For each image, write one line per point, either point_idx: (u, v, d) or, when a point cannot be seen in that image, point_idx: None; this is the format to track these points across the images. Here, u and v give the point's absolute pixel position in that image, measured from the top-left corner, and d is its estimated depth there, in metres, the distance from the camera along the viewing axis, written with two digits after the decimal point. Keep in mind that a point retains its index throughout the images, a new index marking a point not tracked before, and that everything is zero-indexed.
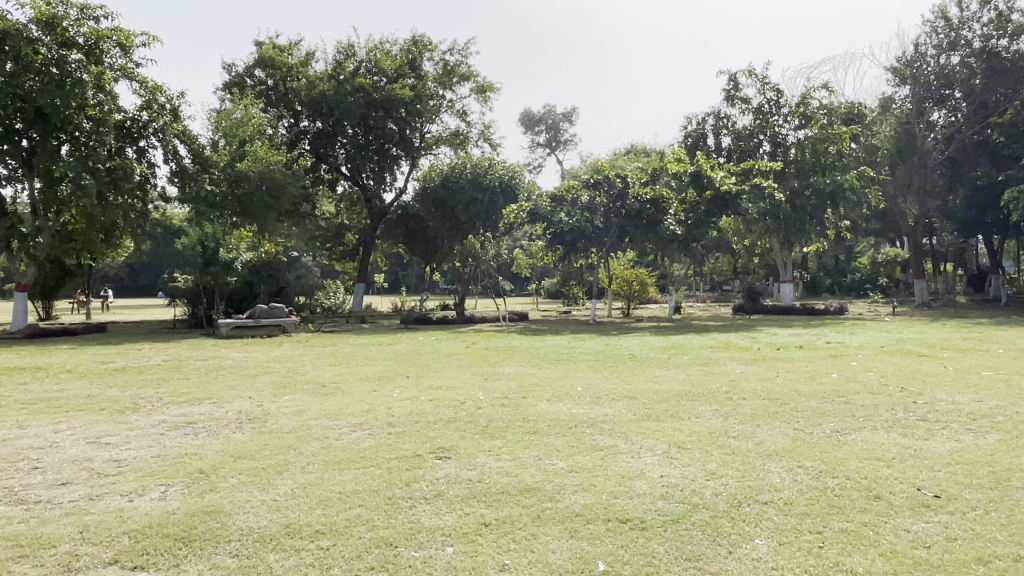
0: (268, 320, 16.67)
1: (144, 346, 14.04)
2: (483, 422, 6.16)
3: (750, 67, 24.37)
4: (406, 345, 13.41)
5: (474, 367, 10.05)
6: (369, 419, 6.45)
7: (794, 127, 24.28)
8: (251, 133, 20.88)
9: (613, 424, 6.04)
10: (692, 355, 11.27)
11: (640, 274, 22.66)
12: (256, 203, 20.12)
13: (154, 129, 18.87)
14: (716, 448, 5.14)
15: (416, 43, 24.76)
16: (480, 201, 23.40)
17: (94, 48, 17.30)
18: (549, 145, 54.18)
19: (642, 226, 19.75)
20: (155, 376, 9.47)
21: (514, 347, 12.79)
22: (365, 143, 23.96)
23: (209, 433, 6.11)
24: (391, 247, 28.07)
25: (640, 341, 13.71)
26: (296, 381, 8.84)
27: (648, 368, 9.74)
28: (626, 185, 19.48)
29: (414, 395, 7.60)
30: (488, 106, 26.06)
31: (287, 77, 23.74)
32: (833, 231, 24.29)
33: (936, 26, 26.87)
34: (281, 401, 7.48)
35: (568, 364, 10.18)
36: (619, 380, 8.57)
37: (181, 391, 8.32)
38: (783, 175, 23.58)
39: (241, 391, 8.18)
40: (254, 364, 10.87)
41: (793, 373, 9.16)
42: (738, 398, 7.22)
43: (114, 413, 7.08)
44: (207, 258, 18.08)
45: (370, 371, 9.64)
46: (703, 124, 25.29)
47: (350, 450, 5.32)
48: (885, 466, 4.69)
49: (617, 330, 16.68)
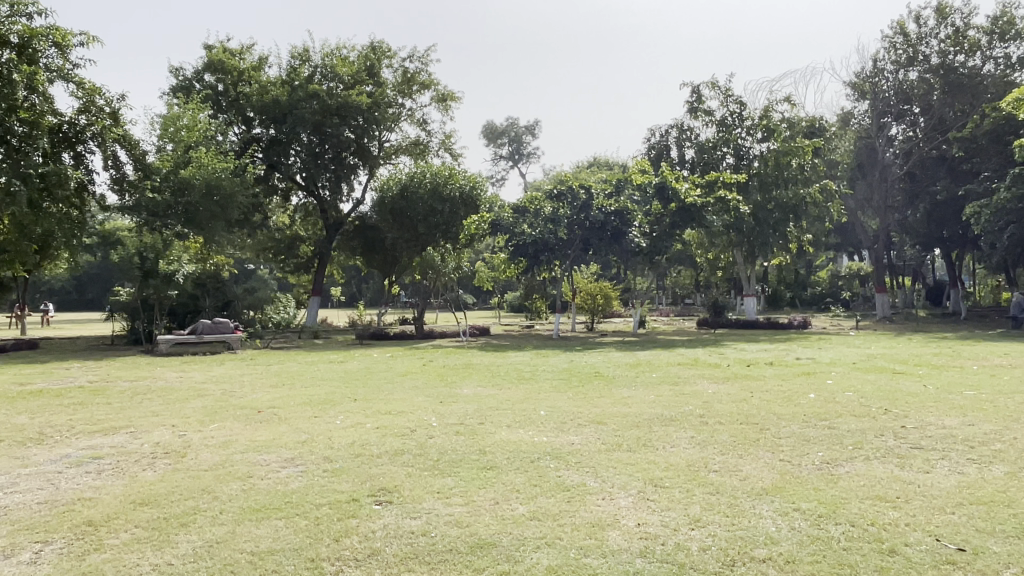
0: (213, 337, 15.69)
1: (73, 365, 12.98)
2: (433, 454, 5.43)
3: (713, 79, 24.10)
4: (357, 362, 12.60)
5: (429, 387, 9.31)
6: (303, 453, 5.67)
7: (757, 140, 24.07)
8: (197, 139, 20.00)
9: (580, 455, 5.37)
10: (660, 372, 10.67)
11: (604, 288, 22.17)
12: (201, 212, 19.14)
13: (93, 134, 17.81)
14: (698, 486, 4.51)
15: (374, 49, 24.13)
16: (441, 212, 22.88)
17: (27, 47, 16.10)
18: (512, 158, 53.78)
19: (607, 238, 19.23)
20: (73, 401, 8.53)
21: (474, 365, 12.10)
22: (320, 151, 23.01)
23: (114, 471, 5.28)
24: (348, 260, 27.17)
25: (606, 358, 13.12)
26: (230, 406, 8.00)
27: (616, 387, 9.11)
28: (590, 196, 19.03)
29: (359, 422, 6.84)
30: (448, 115, 25.43)
31: (238, 82, 22.73)
32: (796, 244, 24.23)
33: (894, 42, 26.79)
34: (208, 430, 6.66)
35: (529, 383, 9.49)
36: (585, 402, 7.91)
37: (97, 419, 7.42)
38: (747, 187, 23.38)
39: (164, 419, 7.32)
40: (188, 385, 9.96)
41: (769, 393, 8.60)
42: (715, 423, 6.63)
43: (9, 446, 6.18)
44: (146, 270, 16.99)
45: (314, 393, 8.82)
46: (667, 136, 24.96)
47: (276, 494, 4.55)
48: (892, 508, 4.10)
49: (581, 346, 16.11)
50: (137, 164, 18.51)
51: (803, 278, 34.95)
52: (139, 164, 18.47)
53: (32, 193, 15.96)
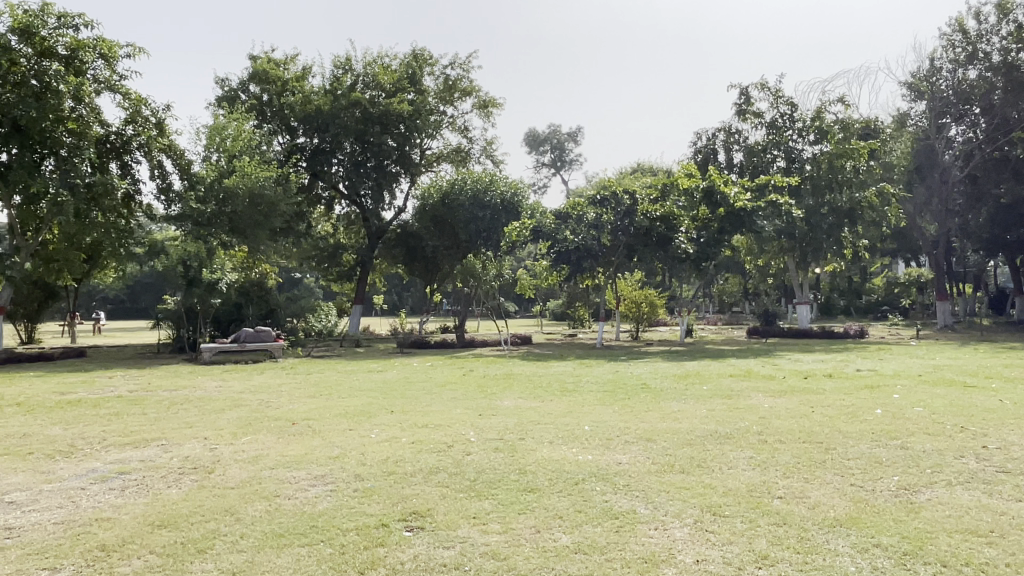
0: (255, 345, 15.64)
1: (116, 373, 13.02)
2: (470, 474, 5.07)
3: (762, 80, 23.42)
4: (396, 372, 12.34)
5: (470, 398, 8.98)
6: (334, 469, 5.36)
7: (809, 143, 23.29)
8: (241, 148, 20.10)
9: (629, 477, 4.97)
10: (712, 384, 10.15)
11: (650, 296, 21.65)
12: (245, 220, 19.25)
13: (139, 144, 18.04)
14: (762, 516, 4.07)
15: (416, 57, 24.03)
16: (482, 219, 22.67)
17: (75, 60, 16.48)
18: (554, 165, 53.45)
19: (652, 244, 18.77)
20: (109, 412, 8.41)
21: (515, 375, 11.73)
22: (363, 160, 23.04)
23: (139, 489, 5.05)
24: (390, 268, 27.10)
25: (653, 368, 12.62)
26: (265, 418, 7.77)
27: (665, 401, 8.66)
28: (635, 201, 18.53)
29: (394, 437, 6.53)
30: (490, 122, 25.22)
31: (283, 92, 22.72)
32: (851, 250, 23.43)
33: (953, 40, 25.93)
34: (239, 444, 6.42)
35: (573, 396, 9.08)
36: (632, 416, 7.48)
37: (130, 430, 7.25)
38: (799, 191, 22.70)
39: (197, 431, 7.12)
40: (226, 395, 9.81)
41: (830, 408, 8.05)
42: (774, 442, 6.15)
43: (38, 459, 6.01)
44: (190, 279, 17.10)
45: (350, 404, 8.55)
46: (714, 140, 24.33)
47: (302, 516, 4.25)
48: (987, 545, 3.61)
49: (627, 355, 15.62)
50: (182, 174, 18.71)
51: (858, 286, 33.98)
52: (184, 173, 18.66)
53: (78, 203, 16.19)
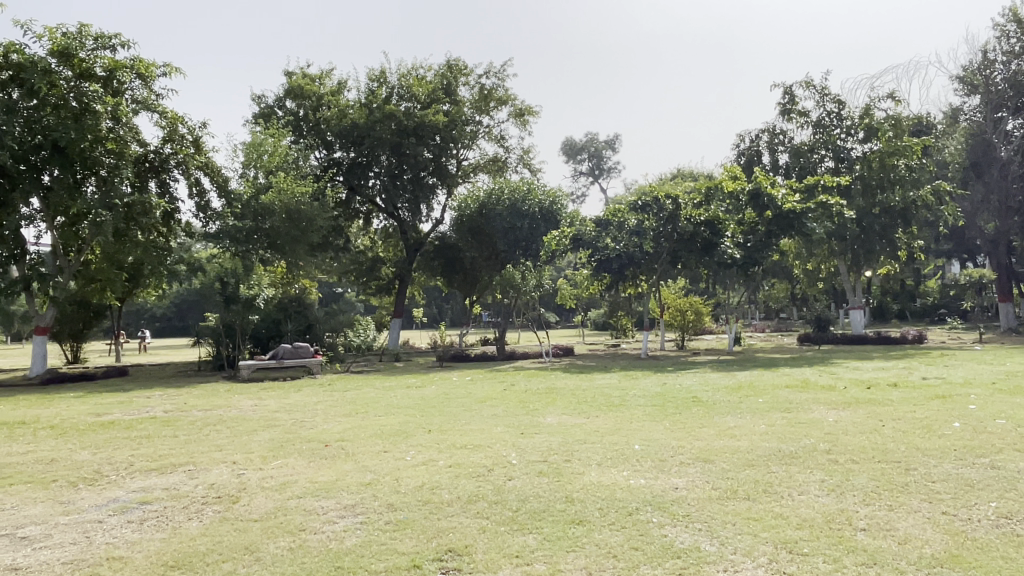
0: (293, 362, 15.43)
1: (155, 392, 12.89)
2: (513, 503, 4.63)
3: (807, 78, 22.65)
4: (435, 388, 11.95)
5: (511, 415, 8.53)
6: (366, 497, 4.96)
7: (859, 141, 22.42)
8: (277, 163, 20.05)
9: (689, 505, 4.49)
10: (768, 397, 9.53)
11: (695, 303, 20.97)
12: (282, 236, 19.17)
13: (177, 162, 18.12)
14: (847, 556, 3.56)
15: (450, 67, 23.77)
16: (520, 228, 22.49)
17: (112, 79, 16.69)
18: (592, 174, 52.98)
19: (697, 250, 18.09)
20: (140, 434, 8.16)
21: (557, 389, 11.23)
22: (399, 173, 22.86)
23: (158, 521, 4.72)
24: (428, 280, 26.84)
25: (702, 379, 12.01)
26: (297, 439, 7.43)
27: (719, 415, 8.10)
28: (678, 206, 17.86)
29: (431, 459, 6.13)
30: (526, 130, 24.87)
31: (319, 107, 22.61)
32: (905, 251, 22.52)
33: (1007, 30, 24.79)
34: (268, 469, 6.08)
35: (619, 411, 8.57)
36: (686, 434, 6.96)
37: (158, 455, 6.96)
38: (848, 192, 21.92)
39: (226, 454, 6.80)
40: (260, 415, 9.51)
41: (902, 422, 7.40)
42: (846, 463, 5.59)
43: (60, 488, 5.73)
44: (228, 296, 16.96)
45: (387, 423, 8.18)
46: (757, 141, 23.64)
47: (328, 555, 3.86)
48: None
49: (674, 366, 15.00)
50: (220, 191, 18.70)
51: (913, 289, 32.75)
52: (221, 190, 18.65)
53: (117, 222, 16.22)
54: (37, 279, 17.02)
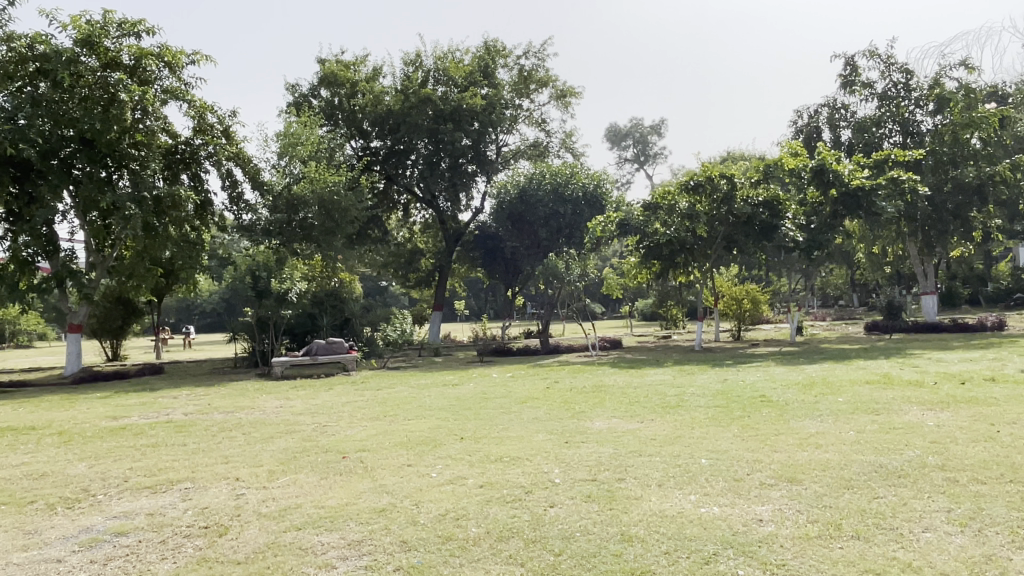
0: (327, 358, 14.70)
1: (182, 392, 12.30)
2: (556, 543, 3.68)
3: (871, 48, 21.13)
4: (474, 385, 11.04)
5: (555, 418, 7.57)
6: (377, 531, 4.07)
7: (929, 113, 20.79)
8: (310, 151, 19.29)
9: (784, 550, 3.48)
10: (848, 396, 8.35)
11: (751, 291, 19.62)
12: (316, 228, 18.56)
13: (208, 154, 17.56)
14: None
15: (488, 49, 22.78)
16: (563, 214, 21.62)
17: (139, 67, 16.23)
18: (637, 161, 51.55)
19: (755, 234, 16.80)
20: (147, 442, 7.42)
21: (606, 386, 10.22)
22: (437, 161, 21.99)
23: (125, 560, 3.91)
24: (470, 272, 25.98)
25: (768, 375, 10.84)
26: (314, 448, 6.61)
27: (795, 419, 6.99)
28: (734, 186, 16.51)
29: (461, 477, 5.21)
30: (569, 113, 23.83)
31: (352, 94, 21.66)
32: (981, 232, 20.81)
33: None
34: (273, 488, 5.24)
35: (678, 413, 7.54)
36: (761, 445, 5.91)
37: (158, 468, 6.19)
38: (918, 168, 20.32)
39: (230, 468, 5.98)
40: (282, 418, 8.70)
41: (1020, 427, 6.20)
42: (970, 485, 4.50)
43: (34, 512, 4.98)
44: (259, 290, 16.19)
45: (415, 429, 7.27)
46: (816, 117, 22.22)
47: None
48: None
49: (733, 359, 13.80)
50: (252, 183, 18.05)
51: (983, 272, 30.77)
52: (254, 182, 18.00)
53: (146, 216, 15.72)
54: (70, 277, 16.63)
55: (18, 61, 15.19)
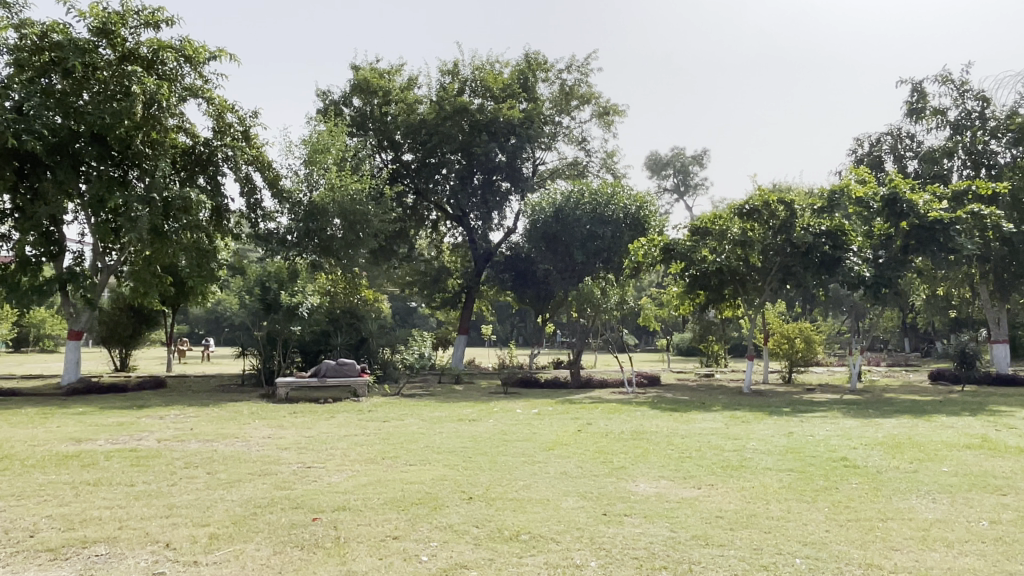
0: (337, 382, 13.34)
1: (171, 412, 11.07)
2: None
3: (943, 72, 19.50)
4: (494, 423, 9.56)
5: (588, 475, 6.09)
6: None
7: (1006, 144, 18.97)
8: (335, 158, 18.13)
9: None
10: (952, 465, 6.75)
11: (805, 330, 17.91)
12: (337, 240, 17.41)
13: (225, 156, 16.54)
14: None
15: (529, 61, 21.57)
16: (603, 237, 20.26)
17: (155, 60, 15.28)
18: (677, 191, 50.06)
19: (814, 266, 15.34)
20: (91, 479, 6.09)
21: (648, 433, 8.69)
22: (470, 175, 20.76)
23: None
24: (499, 295, 24.64)
25: (839, 429, 9.20)
26: (283, 501, 5.21)
27: (900, 497, 5.45)
28: (792, 213, 15.00)
29: (463, 566, 3.78)
30: (611, 132, 22.52)
31: (384, 102, 20.57)
32: None
33: None
34: (206, 567, 3.85)
35: (743, 479, 6.02)
36: (867, 538, 4.37)
37: (80, 519, 4.84)
38: (994, 203, 18.50)
39: (169, 527, 4.62)
40: (263, 454, 7.35)
41: None
42: None
43: None
44: (268, 303, 14.97)
45: (415, 481, 5.85)
46: (879, 145, 20.61)
47: None
48: None
49: (791, 406, 12.12)
50: (271, 189, 16.96)
51: None
52: (273, 187, 16.91)
53: (154, 219, 14.61)
54: (71, 280, 15.56)
55: (33, 52, 14.29)
